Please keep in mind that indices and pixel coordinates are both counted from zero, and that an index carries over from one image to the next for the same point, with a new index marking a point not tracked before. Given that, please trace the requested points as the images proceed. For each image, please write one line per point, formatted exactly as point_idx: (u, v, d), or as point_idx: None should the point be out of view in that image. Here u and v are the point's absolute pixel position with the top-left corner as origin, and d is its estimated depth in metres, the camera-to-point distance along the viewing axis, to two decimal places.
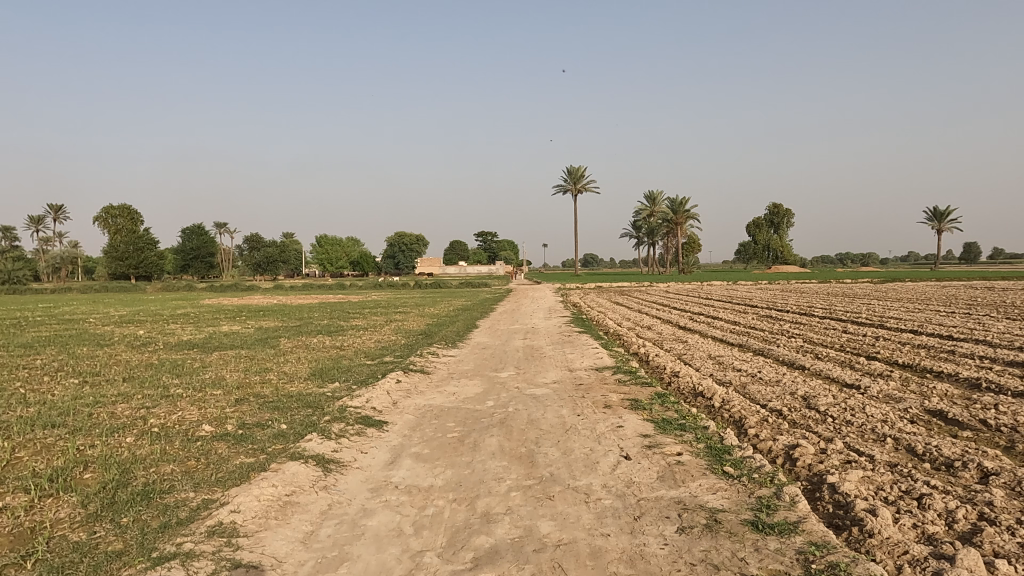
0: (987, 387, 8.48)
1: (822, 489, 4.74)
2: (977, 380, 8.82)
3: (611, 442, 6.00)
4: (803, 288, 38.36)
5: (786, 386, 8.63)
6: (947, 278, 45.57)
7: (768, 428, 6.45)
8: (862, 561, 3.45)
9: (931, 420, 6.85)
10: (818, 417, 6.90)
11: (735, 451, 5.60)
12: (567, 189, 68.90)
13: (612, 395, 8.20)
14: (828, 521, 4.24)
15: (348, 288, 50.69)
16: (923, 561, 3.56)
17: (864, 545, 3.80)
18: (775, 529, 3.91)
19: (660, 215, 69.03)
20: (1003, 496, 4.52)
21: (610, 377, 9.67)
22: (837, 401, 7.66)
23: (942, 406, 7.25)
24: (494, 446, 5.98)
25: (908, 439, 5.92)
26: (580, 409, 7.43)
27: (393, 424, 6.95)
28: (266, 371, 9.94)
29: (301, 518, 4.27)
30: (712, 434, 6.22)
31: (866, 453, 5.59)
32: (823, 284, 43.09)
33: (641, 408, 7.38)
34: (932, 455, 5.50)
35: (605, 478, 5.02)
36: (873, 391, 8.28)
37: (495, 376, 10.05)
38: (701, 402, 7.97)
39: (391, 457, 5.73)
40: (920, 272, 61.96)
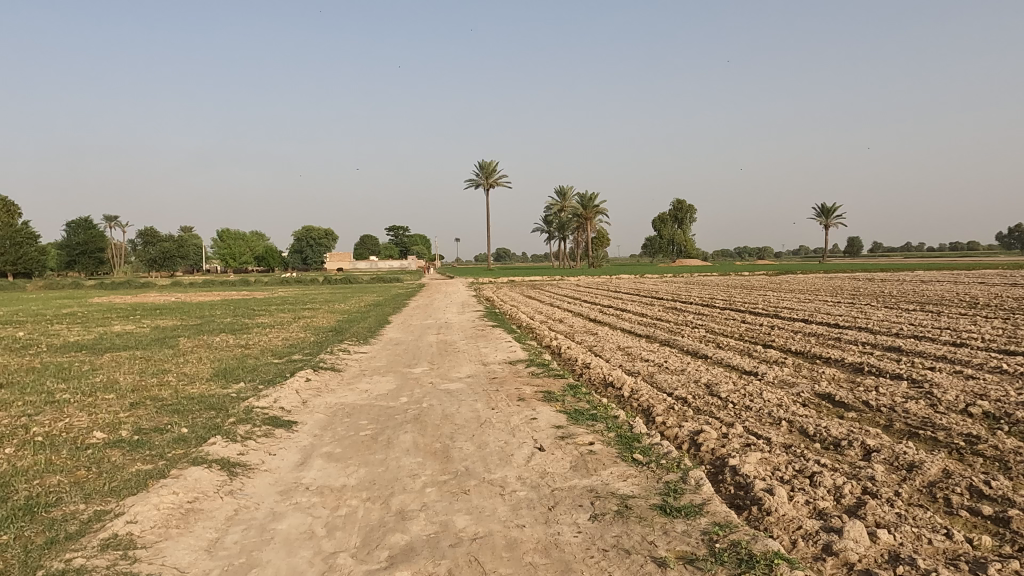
0: (870, 370, 9.18)
1: (724, 472, 4.98)
2: (860, 364, 9.53)
3: (525, 434, 6.06)
4: (706, 281, 39.54)
5: (691, 374, 9.06)
6: (833, 270, 48.32)
7: (675, 416, 6.73)
8: (760, 539, 3.65)
9: (820, 403, 7.32)
10: (720, 403, 7.25)
11: (644, 438, 5.80)
12: (478, 184, 68.82)
13: (525, 388, 8.30)
14: (730, 502, 4.46)
15: (251, 285, 47.55)
16: (815, 535, 3.81)
17: (763, 523, 4.02)
18: (682, 512, 4.08)
19: (571, 210, 70.32)
20: (884, 471, 4.92)
21: (523, 370, 9.78)
22: (737, 387, 8.08)
23: (830, 390, 7.77)
24: (408, 443, 5.92)
25: (800, 422, 6.31)
26: (493, 402, 7.46)
27: (303, 424, 6.75)
28: (164, 373, 9.38)
29: (205, 525, 4.08)
30: (622, 423, 6.42)
31: (763, 435, 5.93)
32: (724, 277, 44.90)
33: (554, 400, 7.51)
34: (821, 436, 5.89)
35: (519, 470, 5.07)
36: (769, 377, 8.81)
37: (409, 372, 9.94)
38: (611, 392, 8.21)
39: (302, 458, 5.56)
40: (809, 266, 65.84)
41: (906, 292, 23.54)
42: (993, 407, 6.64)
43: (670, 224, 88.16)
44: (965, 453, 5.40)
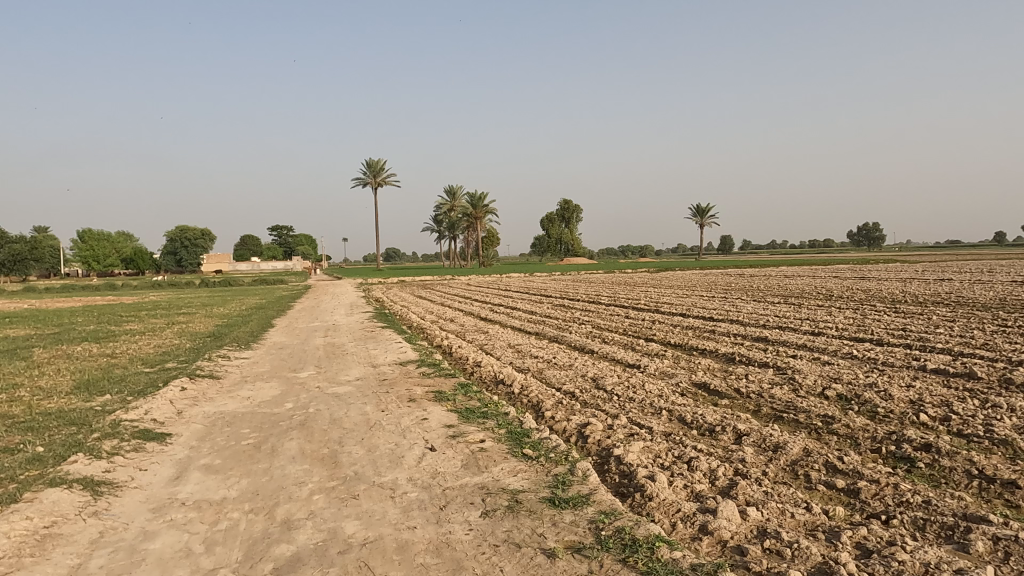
0: (740, 359, 9.84)
1: (609, 462, 5.17)
2: (732, 354, 10.19)
3: (416, 435, 6.02)
4: (592, 279, 40.82)
5: (578, 369, 9.33)
6: (708, 267, 51.33)
7: (563, 410, 6.91)
8: (643, 523, 3.83)
9: (697, 392, 7.77)
10: (606, 396, 7.52)
11: (533, 433, 5.91)
12: (366, 183, 67.38)
13: (416, 388, 8.23)
14: (615, 490, 4.64)
15: (118, 289, 43.99)
16: (692, 516, 4.04)
17: (645, 508, 4.22)
18: (570, 503, 4.19)
19: (461, 209, 70.36)
20: (753, 453, 5.29)
21: (414, 371, 9.68)
22: (621, 380, 8.42)
23: (705, 379, 8.26)
24: (294, 450, 5.71)
25: (679, 411, 6.66)
26: (383, 404, 7.34)
27: (177, 437, 6.34)
28: (14, 388, 8.50)
29: (65, 551, 3.74)
30: (512, 419, 6.51)
31: (646, 425, 6.22)
32: (609, 274, 46.53)
33: (445, 399, 7.49)
34: (698, 423, 6.25)
35: (410, 471, 5.03)
36: (651, 368, 9.24)
37: (294, 377, 9.58)
38: (502, 389, 8.31)
39: (176, 472, 5.23)
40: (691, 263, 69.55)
41: (771, 286, 25.44)
42: (845, 390, 7.32)
43: (558, 224, 90.26)
44: (822, 432, 5.91)
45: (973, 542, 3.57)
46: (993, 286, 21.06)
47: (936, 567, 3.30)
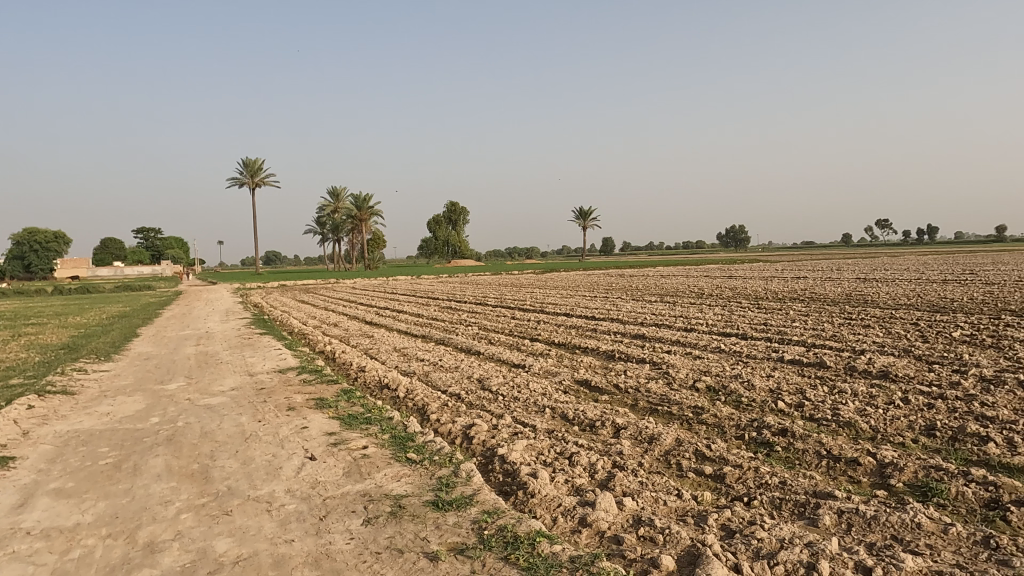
0: (620, 356, 10.25)
1: (494, 461, 5.22)
2: (612, 351, 10.59)
3: (295, 444, 5.80)
4: (479, 280, 41.11)
5: (464, 371, 9.35)
6: (591, 268, 53.01)
7: (448, 412, 6.91)
8: (525, 520, 3.90)
9: (579, 389, 8.01)
10: (491, 396, 7.59)
11: (417, 437, 5.86)
12: (243, 183, 64.16)
13: (296, 396, 7.93)
14: (499, 489, 4.69)
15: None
16: (572, 510, 4.15)
17: (528, 505, 4.29)
18: (454, 504, 4.19)
19: (345, 211, 68.56)
20: (630, 445, 5.53)
21: (294, 378, 9.33)
22: (506, 380, 8.53)
23: (587, 376, 8.53)
24: (160, 467, 5.34)
25: (561, 408, 6.84)
26: (260, 415, 7.01)
27: (23, 460, 5.75)
28: None
29: None
30: (396, 423, 6.43)
31: (530, 423, 6.33)
32: (496, 276, 46.96)
33: (327, 406, 7.27)
34: (580, 418, 6.44)
35: (288, 483, 4.84)
36: (535, 368, 9.42)
37: (162, 389, 8.95)
38: (387, 394, 8.19)
39: (21, 499, 4.74)
40: (580, 261, 70.82)
41: (648, 285, 26.68)
42: (714, 381, 7.81)
43: (445, 225, 90.04)
44: (693, 422, 6.27)
45: (821, 517, 3.92)
46: (841, 283, 23.18)
47: (789, 541, 3.58)
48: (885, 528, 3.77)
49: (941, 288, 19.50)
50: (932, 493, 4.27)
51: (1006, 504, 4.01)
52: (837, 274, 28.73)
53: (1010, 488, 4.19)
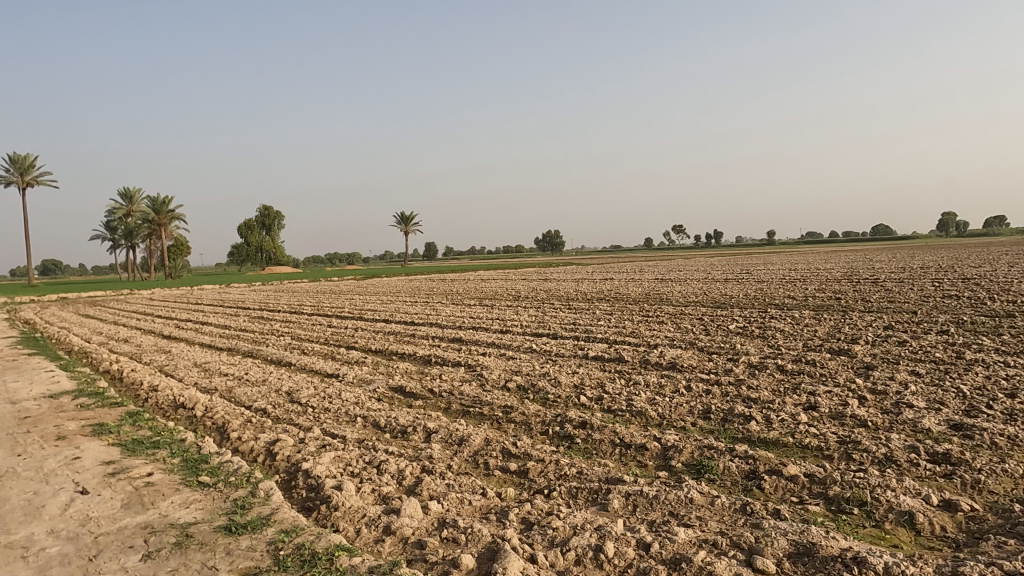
0: (436, 360, 10.29)
1: (297, 477, 4.98)
2: (429, 356, 10.60)
3: (64, 479, 5.12)
4: (296, 288, 39.33)
5: (271, 384, 8.84)
6: (413, 273, 52.78)
7: (251, 429, 6.49)
8: (325, 535, 3.78)
9: (393, 396, 7.92)
10: (299, 409, 7.26)
11: (213, 458, 5.45)
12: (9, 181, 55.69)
13: (70, 424, 7.01)
14: (301, 505, 4.50)
15: None
16: (376, 519, 4.09)
17: (330, 519, 4.16)
18: (248, 527, 3.95)
19: (140, 215, 62.09)
20: (440, 449, 5.57)
21: (70, 403, 8.24)
22: (317, 391, 8.20)
23: (402, 382, 8.45)
24: None
25: (373, 416, 6.71)
26: (21, 448, 6.10)
27: None
28: None
29: None
30: (188, 446, 5.91)
31: (339, 434, 6.14)
32: (313, 283, 45.15)
33: (107, 432, 6.51)
34: (391, 426, 6.36)
35: (52, 523, 4.26)
36: (349, 377, 9.16)
37: None
38: (182, 414, 7.51)
39: None
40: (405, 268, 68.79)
41: (468, 289, 27.17)
42: (524, 381, 8.12)
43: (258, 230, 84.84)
44: (502, 421, 6.47)
45: (611, 501, 4.22)
46: (642, 284, 25.21)
47: (581, 527, 3.82)
48: (665, 505, 4.15)
49: (723, 286, 21.93)
50: (705, 469, 4.78)
51: (761, 474, 4.60)
52: (639, 275, 31.25)
53: (764, 459, 4.82)
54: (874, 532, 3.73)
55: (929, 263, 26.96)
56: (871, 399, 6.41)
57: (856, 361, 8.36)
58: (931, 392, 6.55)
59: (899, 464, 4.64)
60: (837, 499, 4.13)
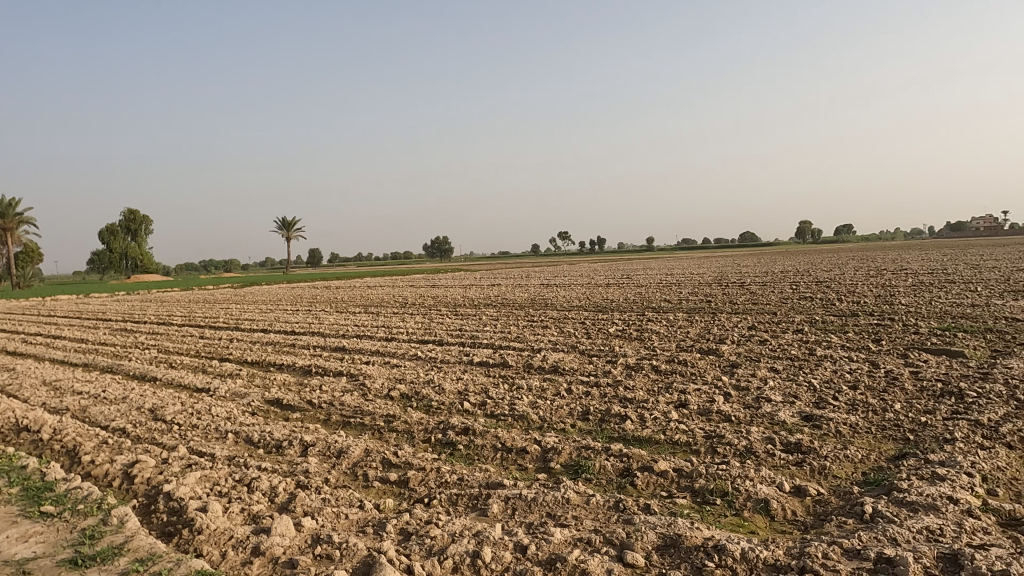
0: (317, 371, 9.94)
1: (157, 500, 4.63)
2: (309, 367, 10.22)
3: None
4: (165, 297, 36.81)
5: (132, 401, 8.19)
6: (295, 281, 50.84)
7: (106, 451, 5.97)
8: (186, 561, 3.53)
9: (269, 409, 7.57)
10: (163, 427, 6.77)
11: (60, 485, 4.96)
12: None
13: None
14: (161, 530, 4.19)
15: None
16: (244, 540, 3.88)
17: (193, 543, 3.90)
18: (97, 558, 3.62)
19: None
20: (317, 463, 5.37)
21: None
22: (184, 407, 7.68)
23: (279, 394, 8.09)
24: None
25: (246, 431, 6.37)
26: None
27: None
28: None
29: None
30: (31, 473, 5.35)
31: (207, 452, 5.78)
32: (185, 292, 42.39)
33: None
34: (265, 441, 6.06)
35: None
36: (221, 391, 8.66)
37: None
38: (25, 437, 6.79)
39: None
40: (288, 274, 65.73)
41: (354, 296, 26.55)
42: (408, 389, 8.01)
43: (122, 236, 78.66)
44: (384, 431, 6.34)
45: (490, 506, 4.24)
46: (528, 289, 25.67)
47: (459, 534, 3.81)
48: (542, 507, 4.22)
49: (605, 290, 22.74)
50: (582, 469, 4.91)
51: (634, 471, 4.79)
52: (525, 281, 31.77)
53: (637, 457, 5.01)
54: (733, 520, 3.97)
55: (788, 268, 29.27)
56: (734, 395, 6.85)
57: (723, 360, 8.91)
58: (787, 386, 7.09)
59: (757, 455, 4.98)
60: (702, 491, 4.36)
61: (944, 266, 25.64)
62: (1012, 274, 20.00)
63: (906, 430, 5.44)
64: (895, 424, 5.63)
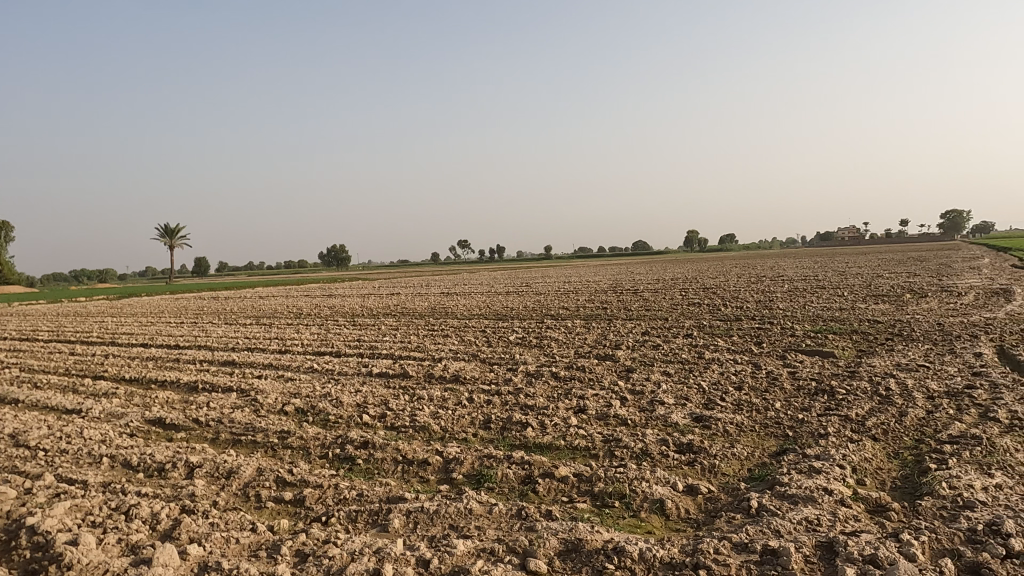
0: (204, 387, 9.38)
1: (19, 536, 4.20)
2: (194, 383, 9.62)
3: None
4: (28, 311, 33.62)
5: None
6: (179, 291, 47.87)
7: None
8: None
9: (149, 430, 7.05)
10: (26, 454, 6.15)
11: None
12: None
13: None
14: (23, 569, 3.80)
15: None
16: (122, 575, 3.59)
17: None
18: None
19: None
20: (204, 485, 5.06)
21: None
22: (52, 431, 7.02)
23: (161, 413, 7.56)
24: None
25: (123, 454, 5.91)
26: None
27: None
28: None
29: None
30: None
31: (78, 479, 5.30)
32: (51, 304, 38.89)
33: None
34: (146, 464, 5.64)
35: None
36: (95, 412, 7.98)
37: None
38: None
39: None
40: (169, 285, 61.61)
41: (244, 307, 25.35)
42: (303, 403, 7.71)
43: None
44: (278, 448, 6.06)
45: (392, 521, 4.15)
46: (427, 298, 25.50)
47: (359, 552, 3.69)
48: (444, 519, 4.17)
49: (504, 298, 22.95)
50: (484, 478, 4.90)
51: (536, 478, 4.83)
52: (425, 289, 31.50)
53: (538, 463, 5.07)
54: (632, 521, 4.09)
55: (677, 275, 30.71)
56: (630, 399, 7.07)
57: (619, 365, 9.19)
58: (679, 389, 7.41)
59: (652, 457, 5.16)
60: (602, 494, 4.47)
61: (816, 272, 27.73)
62: (873, 280, 21.90)
63: (786, 427, 5.82)
64: (776, 421, 6.01)
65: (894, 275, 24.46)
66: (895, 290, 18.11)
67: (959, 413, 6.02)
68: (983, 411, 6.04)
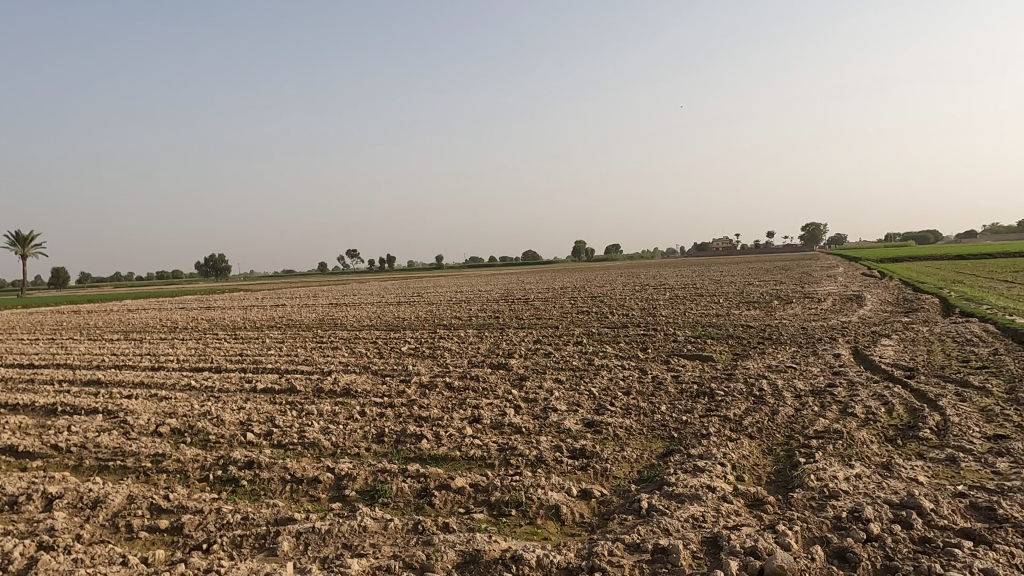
0: (63, 410, 8.55)
1: None
2: (52, 406, 8.75)
3: None
4: None
5: None
6: (31, 304, 43.46)
7: None
8: None
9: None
10: None
11: None
12: None
13: None
14: None
15: None
16: None
17: None
18: None
19: None
20: (66, 517, 4.61)
21: None
22: None
23: (12, 440, 6.81)
24: None
25: None
26: None
27: None
28: None
29: None
30: None
31: None
32: None
33: None
34: None
35: None
36: None
37: None
38: None
39: None
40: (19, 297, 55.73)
41: (110, 322, 23.42)
42: (179, 423, 7.20)
43: None
44: (151, 473, 5.63)
45: (281, 543, 3.95)
46: (314, 308, 24.66)
47: None
48: (337, 538, 4.02)
49: (395, 308, 22.62)
50: (378, 494, 4.78)
51: (432, 490, 4.77)
52: (312, 300, 30.49)
53: (434, 475, 5.00)
54: (528, 528, 4.13)
55: (565, 284, 31.53)
56: (524, 407, 7.14)
57: (512, 373, 9.27)
58: (571, 396, 7.56)
59: (547, 463, 5.24)
60: (498, 503, 4.48)
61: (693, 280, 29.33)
62: (743, 288, 23.44)
63: (671, 429, 6.08)
64: (662, 424, 6.27)
65: (762, 283, 26.34)
66: (763, 297, 19.51)
67: (822, 410, 6.54)
68: (842, 407, 6.60)
